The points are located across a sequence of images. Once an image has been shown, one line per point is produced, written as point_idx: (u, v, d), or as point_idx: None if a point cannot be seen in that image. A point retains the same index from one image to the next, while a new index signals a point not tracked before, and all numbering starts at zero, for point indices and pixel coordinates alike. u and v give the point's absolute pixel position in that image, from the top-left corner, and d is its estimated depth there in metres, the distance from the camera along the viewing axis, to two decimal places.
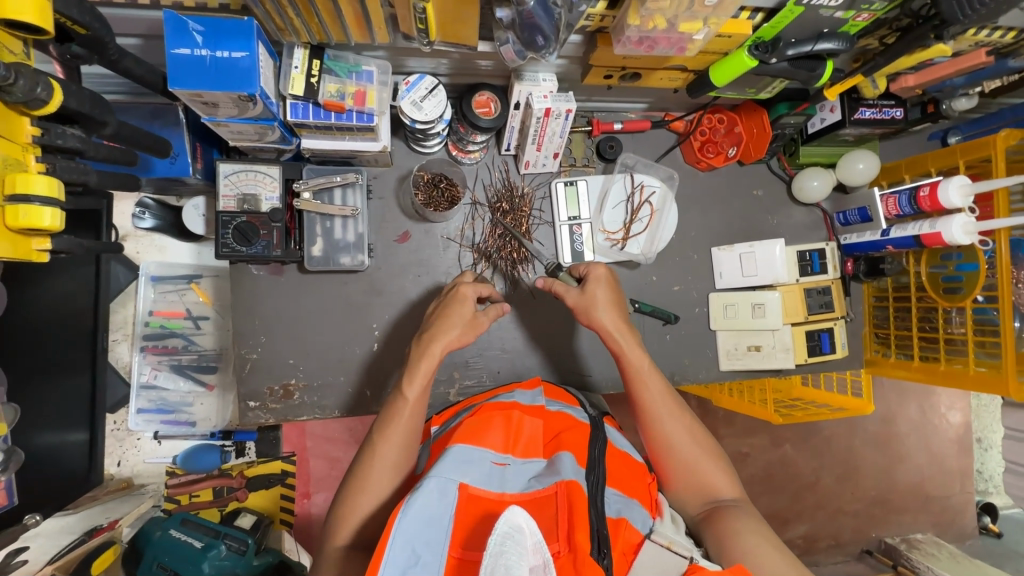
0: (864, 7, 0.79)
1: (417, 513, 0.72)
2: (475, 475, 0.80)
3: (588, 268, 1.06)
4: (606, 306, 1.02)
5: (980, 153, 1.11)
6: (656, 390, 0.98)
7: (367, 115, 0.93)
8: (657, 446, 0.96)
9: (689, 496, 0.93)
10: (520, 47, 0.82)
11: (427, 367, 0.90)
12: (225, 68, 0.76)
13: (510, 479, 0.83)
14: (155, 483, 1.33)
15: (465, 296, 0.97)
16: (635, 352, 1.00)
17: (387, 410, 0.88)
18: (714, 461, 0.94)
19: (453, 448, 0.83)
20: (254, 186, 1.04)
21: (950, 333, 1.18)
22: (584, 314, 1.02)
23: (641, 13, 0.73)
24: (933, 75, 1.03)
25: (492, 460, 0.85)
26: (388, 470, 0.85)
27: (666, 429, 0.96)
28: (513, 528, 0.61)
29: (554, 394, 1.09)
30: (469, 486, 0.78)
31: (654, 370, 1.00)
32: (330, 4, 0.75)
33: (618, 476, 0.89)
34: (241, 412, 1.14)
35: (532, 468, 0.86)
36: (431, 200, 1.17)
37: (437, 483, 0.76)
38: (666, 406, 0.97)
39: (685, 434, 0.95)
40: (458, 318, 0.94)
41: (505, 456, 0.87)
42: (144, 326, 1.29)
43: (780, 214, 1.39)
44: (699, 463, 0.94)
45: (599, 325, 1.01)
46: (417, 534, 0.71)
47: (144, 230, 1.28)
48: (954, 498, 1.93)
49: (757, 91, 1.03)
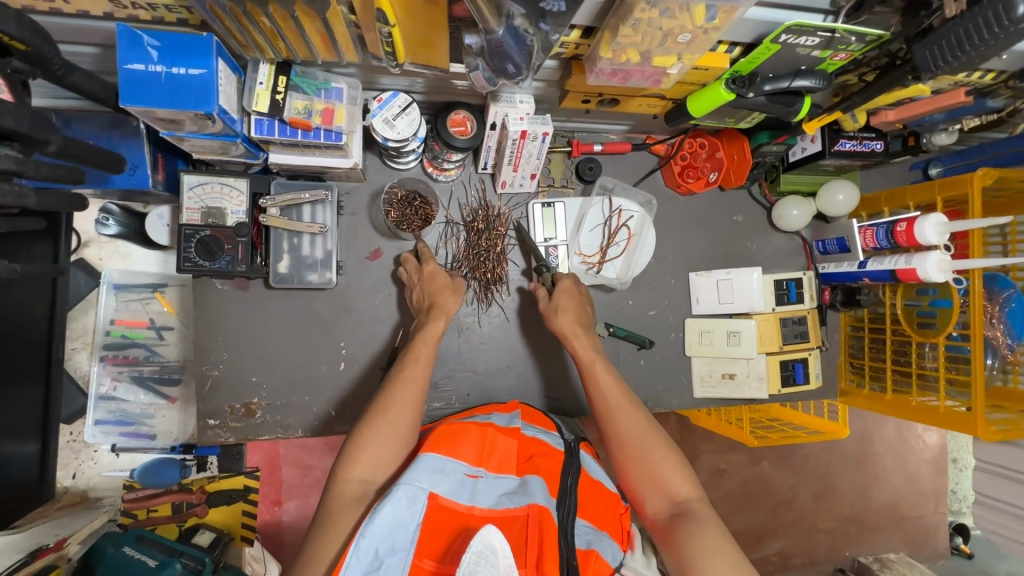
0: (841, 47, 0.75)
1: (386, 519, 0.70)
2: (446, 485, 0.76)
3: (556, 278, 1.14)
4: (566, 312, 1.09)
5: (957, 190, 1.10)
6: (607, 386, 0.97)
7: (335, 133, 0.91)
8: (613, 445, 0.92)
9: (651, 498, 0.86)
10: (490, 74, 0.80)
11: (433, 327, 1.00)
12: (181, 85, 0.73)
13: (481, 494, 0.78)
14: (112, 496, 1.30)
15: (433, 274, 1.08)
16: (587, 349, 1.03)
17: (373, 412, 0.87)
18: (673, 461, 0.87)
19: (424, 457, 0.79)
20: (219, 200, 1.01)
21: (923, 368, 1.18)
22: (549, 318, 1.10)
23: (613, 46, 0.72)
24: (912, 112, 1.02)
25: (464, 472, 0.80)
26: (410, 406, 0.88)
27: (619, 426, 0.92)
28: (488, 547, 0.62)
29: (533, 417, 1.03)
30: (439, 497, 0.74)
31: (606, 367, 1.00)
32: (292, 23, 0.72)
33: (588, 508, 0.84)
34: (200, 430, 1.11)
35: (504, 484, 0.81)
36: (405, 218, 1.14)
37: (408, 490, 0.72)
38: (619, 402, 0.95)
39: (639, 431, 0.91)
40: (442, 287, 1.07)
41: (478, 469, 0.82)
42: (104, 335, 1.25)
43: (760, 240, 1.38)
44: (656, 461, 0.87)
45: (558, 329, 1.08)
46: (387, 536, 0.69)
47: (107, 237, 1.26)
48: (928, 517, 1.93)
49: (737, 121, 1.01)
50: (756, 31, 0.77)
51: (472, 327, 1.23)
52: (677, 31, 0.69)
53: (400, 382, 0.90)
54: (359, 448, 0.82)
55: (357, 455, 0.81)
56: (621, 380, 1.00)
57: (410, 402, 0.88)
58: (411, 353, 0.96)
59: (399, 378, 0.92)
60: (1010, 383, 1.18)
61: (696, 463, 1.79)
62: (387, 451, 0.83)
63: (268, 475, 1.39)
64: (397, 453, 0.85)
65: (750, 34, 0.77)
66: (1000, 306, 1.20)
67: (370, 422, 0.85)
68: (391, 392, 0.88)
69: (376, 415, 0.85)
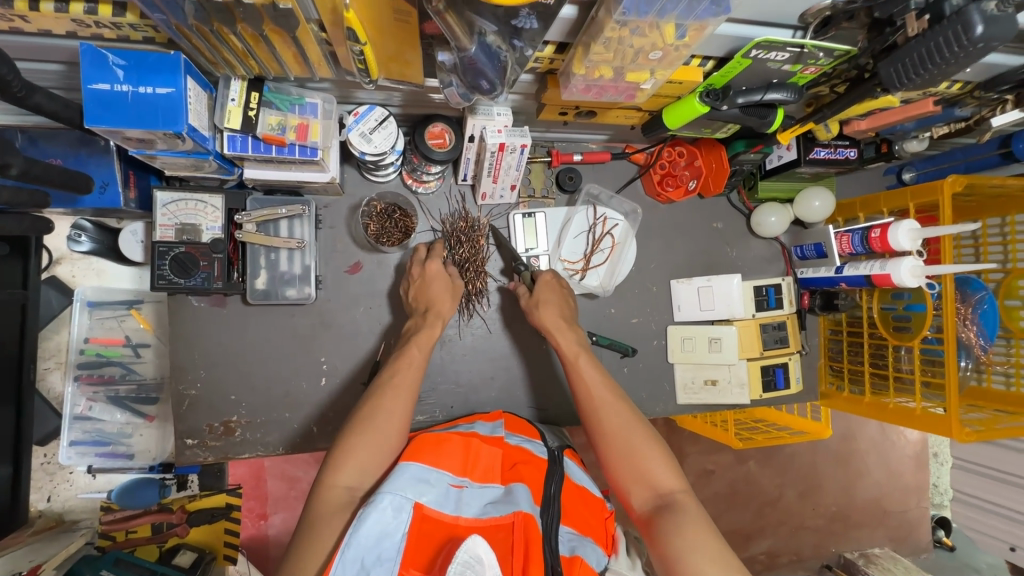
0: (810, 61, 0.77)
1: (370, 527, 0.67)
2: (431, 495, 0.74)
3: (537, 274, 1.14)
4: (548, 306, 1.09)
5: (928, 197, 1.12)
6: (591, 379, 0.97)
7: (310, 148, 0.90)
8: (597, 436, 0.92)
9: (635, 488, 0.85)
10: (465, 90, 0.80)
11: (428, 331, 1.01)
12: (148, 104, 0.72)
13: (465, 502, 0.75)
14: (89, 518, 1.29)
15: (435, 275, 1.07)
16: (571, 343, 1.04)
17: (361, 416, 0.86)
18: (656, 452, 0.87)
19: (409, 465, 0.77)
20: (193, 217, 0.99)
21: (899, 370, 1.20)
22: (530, 312, 1.10)
23: (586, 63, 0.72)
24: (885, 120, 1.03)
25: (448, 483, 0.77)
26: (399, 417, 0.87)
27: (602, 417, 0.92)
28: (474, 558, 0.61)
29: (517, 426, 1.02)
30: (425, 507, 0.72)
31: (590, 360, 1.01)
32: (263, 42, 0.72)
33: (572, 514, 0.82)
34: (177, 450, 1.10)
35: (489, 493, 0.78)
36: (384, 231, 1.13)
37: (393, 498, 0.71)
38: (602, 394, 0.95)
39: (622, 421, 0.90)
40: (437, 296, 1.06)
41: (462, 479, 0.79)
42: (78, 354, 1.23)
43: (739, 246, 1.39)
44: (640, 451, 0.87)
45: (540, 323, 1.08)
46: (371, 545, 0.66)
47: (80, 253, 1.24)
48: (910, 512, 1.96)
49: (713, 131, 1.02)
50: (727, 47, 0.78)
51: (454, 339, 1.22)
52: (649, 48, 0.69)
53: (389, 390, 0.90)
54: (346, 453, 0.81)
55: (344, 462, 0.80)
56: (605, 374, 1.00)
57: (399, 410, 0.87)
58: (404, 359, 0.96)
59: (387, 385, 0.91)
60: (983, 381, 1.25)
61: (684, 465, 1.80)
62: (375, 460, 0.82)
63: (255, 488, 1.40)
64: (384, 462, 0.83)
65: (721, 48, 0.78)
66: (972, 308, 1.22)
67: (355, 431, 0.84)
68: (379, 398, 0.88)
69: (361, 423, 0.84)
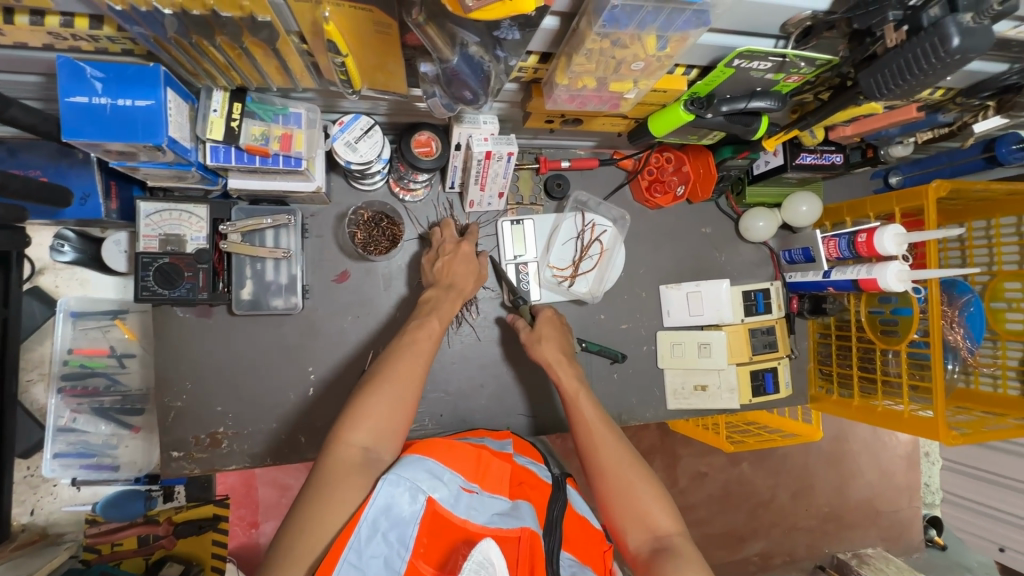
0: (793, 70, 0.77)
1: (385, 509, 0.68)
2: (444, 492, 0.73)
3: (537, 309, 1.16)
4: (551, 342, 1.10)
5: (914, 202, 1.13)
6: (591, 416, 0.96)
7: (294, 158, 0.89)
8: (594, 475, 0.90)
9: (632, 530, 0.84)
10: (448, 100, 0.80)
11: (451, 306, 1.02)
12: (126, 117, 0.71)
13: (475, 509, 0.75)
14: (74, 531, 1.27)
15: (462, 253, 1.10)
16: (571, 380, 1.03)
17: (378, 374, 0.86)
18: (653, 492, 0.86)
19: (423, 459, 0.77)
20: (177, 227, 0.98)
21: (887, 374, 1.20)
22: (531, 347, 1.11)
23: (568, 74, 0.72)
24: (868, 127, 1.03)
25: (459, 486, 0.76)
26: (415, 376, 0.87)
27: (601, 455, 0.91)
28: (487, 560, 0.61)
29: (524, 449, 1.02)
30: (436, 503, 0.71)
31: (590, 398, 1.00)
32: (244, 55, 0.72)
33: (573, 540, 0.81)
34: (163, 462, 1.09)
35: (497, 505, 0.78)
36: (372, 239, 1.13)
37: (408, 486, 0.70)
38: (600, 431, 0.94)
39: (621, 460, 0.89)
40: (461, 275, 1.09)
41: (473, 484, 0.79)
42: (62, 365, 1.21)
43: (728, 250, 1.39)
44: (637, 491, 0.86)
45: (542, 358, 1.08)
46: (386, 526, 0.67)
47: (63, 263, 1.23)
48: (902, 512, 1.97)
49: (699, 138, 1.02)
50: (711, 56, 0.78)
51: (443, 346, 1.22)
52: (631, 59, 0.69)
53: (409, 353, 0.90)
54: (362, 413, 0.79)
55: (360, 422, 0.79)
56: (604, 410, 0.99)
57: (416, 371, 0.87)
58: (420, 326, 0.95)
59: (404, 350, 0.90)
60: (971, 383, 1.27)
61: (677, 467, 1.80)
62: (392, 421, 0.81)
63: (245, 495, 1.37)
64: (400, 421, 0.82)
65: (705, 57, 0.78)
66: (959, 310, 1.23)
67: (371, 391, 0.83)
68: (398, 359, 0.87)
69: (382, 379, 0.83)
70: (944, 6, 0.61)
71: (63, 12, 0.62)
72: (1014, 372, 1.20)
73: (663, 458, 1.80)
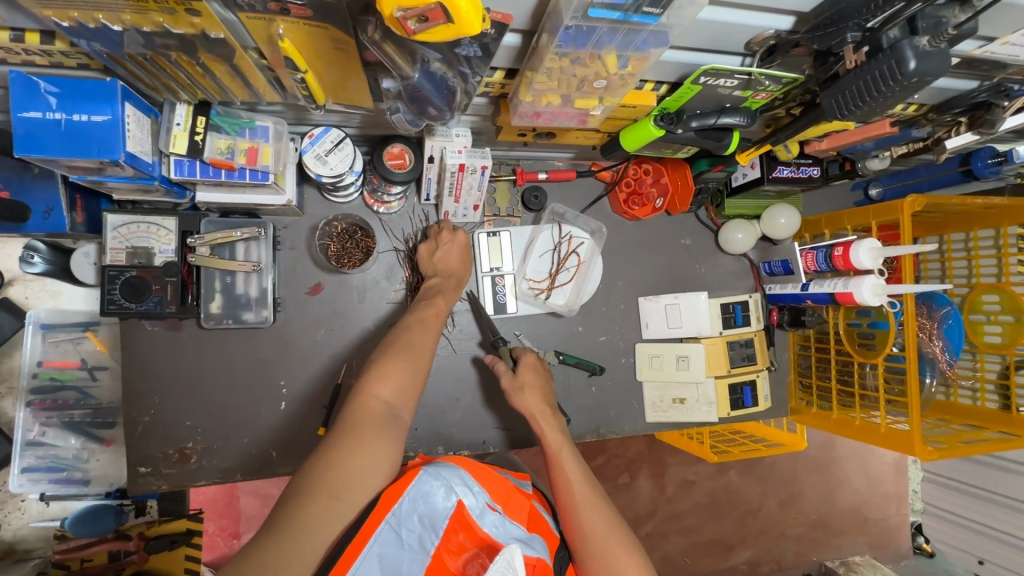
0: (760, 88, 0.76)
1: (424, 495, 0.69)
2: (474, 500, 0.71)
3: (521, 352, 1.13)
4: (533, 391, 1.06)
5: (889, 215, 1.13)
6: (573, 475, 0.90)
7: (261, 172, 0.88)
8: (574, 541, 0.84)
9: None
10: (412, 116, 0.80)
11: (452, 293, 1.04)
12: (80, 133, 0.70)
13: (500, 528, 0.71)
14: (42, 547, 1.26)
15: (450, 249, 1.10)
16: (555, 433, 0.98)
17: (399, 337, 0.89)
18: (636, 564, 0.81)
19: (459, 467, 0.76)
20: (146, 239, 0.97)
21: (864, 387, 1.20)
22: (511, 396, 1.07)
23: (531, 91, 0.72)
24: (841, 141, 1.03)
25: (486, 502, 0.73)
26: (423, 348, 0.89)
27: (582, 519, 0.85)
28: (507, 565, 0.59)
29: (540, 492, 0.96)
30: (466, 507, 0.70)
31: (573, 455, 0.94)
32: (204, 72, 0.71)
33: None
34: (130, 478, 1.07)
35: (517, 531, 0.72)
36: (345, 252, 1.12)
37: (444, 483, 0.70)
38: (582, 493, 0.88)
39: (604, 523, 0.84)
40: (458, 266, 1.10)
41: (499, 504, 0.75)
42: (30, 378, 1.18)
43: (707, 262, 1.39)
44: (618, 563, 0.81)
45: (524, 408, 1.04)
46: (420, 509, 0.68)
47: (33, 275, 1.22)
48: (891, 519, 1.97)
49: (674, 152, 1.01)
50: (678, 72, 0.77)
51: None
52: (592, 77, 0.69)
53: (420, 323, 0.93)
54: (385, 370, 0.82)
55: (383, 377, 0.82)
56: (589, 469, 0.93)
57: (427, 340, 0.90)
58: (417, 317, 0.95)
59: (414, 321, 0.93)
60: (951, 396, 1.26)
61: (664, 476, 1.79)
62: (411, 379, 0.84)
63: (228, 505, 1.44)
64: (417, 381, 0.85)
65: (673, 73, 0.78)
66: (937, 323, 1.23)
67: (388, 353, 0.85)
68: (411, 329, 0.91)
69: (400, 343, 0.86)
70: (903, 28, 0.61)
71: (12, 27, 0.61)
72: (993, 384, 1.19)
73: (649, 466, 1.79)
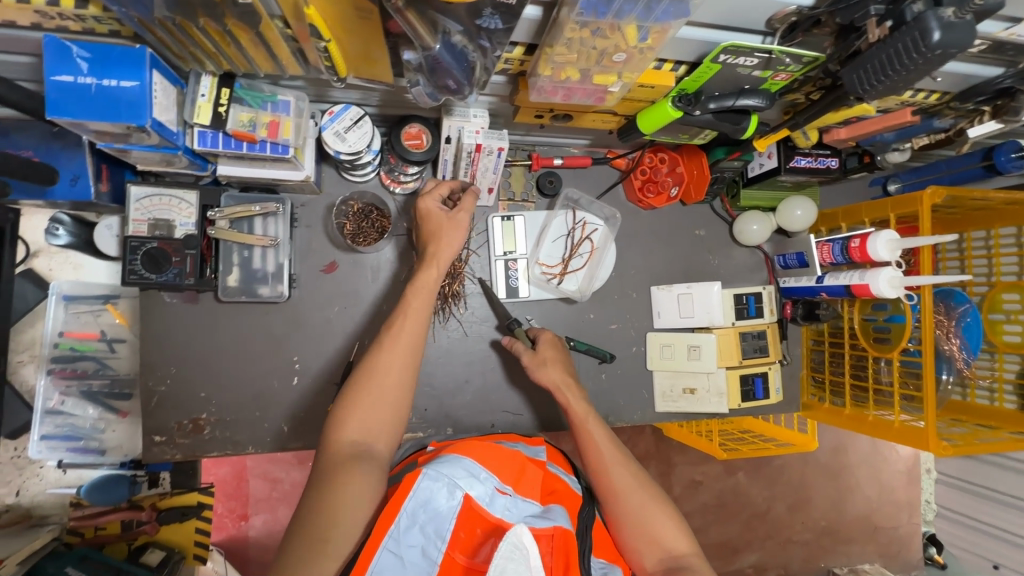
0: (780, 68, 0.76)
1: (424, 502, 0.70)
2: (480, 489, 0.74)
3: (540, 331, 1.12)
4: (554, 364, 1.06)
5: (909, 208, 1.11)
6: (601, 439, 0.93)
7: (282, 146, 0.89)
8: (606, 498, 0.89)
9: (645, 551, 0.85)
10: (431, 90, 0.80)
11: (426, 276, 0.93)
12: (111, 97, 0.72)
13: (511, 510, 0.74)
14: (58, 514, 1.29)
15: (426, 212, 0.98)
16: (579, 402, 0.99)
17: (367, 365, 0.85)
18: (667, 515, 0.87)
19: (461, 459, 0.77)
20: (167, 212, 0.99)
21: (879, 383, 1.18)
22: (533, 371, 1.06)
23: (551, 64, 0.72)
24: (863, 130, 1.01)
25: (495, 486, 0.76)
26: (395, 368, 0.84)
27: (613, 478, 0.89)
28: (520, 542, 0.61)
29: (557, 458, 0.97)
30: (473, 499, 0.72)
31: (598, 422, 0.97)
32: (231, 42, 0.73)
33: (601, 546, 0.83)
34: (145, 446, 1.09)
35: (529, 508, 0.76)
36: (361, 231, 1.14)
37: (445, 483, 0.72)
38: (611, 455, 0.92)
39: (633, 481, 0.89)
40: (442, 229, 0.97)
41: (507, 487, 0.78)
42: (53, 347, 1.22)
43: (721, 254, 1.38)
44: (651, 515, 0.86)
45: (546, 381, 1.04)
46: (423, 519, 0.69)
47: (57, 247, 1.25)
48: (901, 528, 1.94)
49: (690, 137, 1.01)
50: (698, 50, 0.77)
51: (429, 341, 1.21)
52: (612, 49, 0.69)
53: (387, 344, 0.86)
54: (347, 410, 0.80)
55: (348, 416, 0.80)
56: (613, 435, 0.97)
57: (402, 356, 0.85)
58: (401, 306, 0.90)
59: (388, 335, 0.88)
60: (967, 396, 1.24)
61: (671, 475, 1.78)
62: (379, 412, 0.81)
63: (237, 488, 1.44)
64: (387, 412, 0.82)
65: (692, 53, 0.78)
66: (955, 321, 1.20)
67: (354, 385, 0.83)
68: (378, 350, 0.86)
69: (362, 375, 0.83)
70: (926, 2, 0.61)
71: None
72: (1011, 385, 1.17)
73: (657, 464, 1.78)
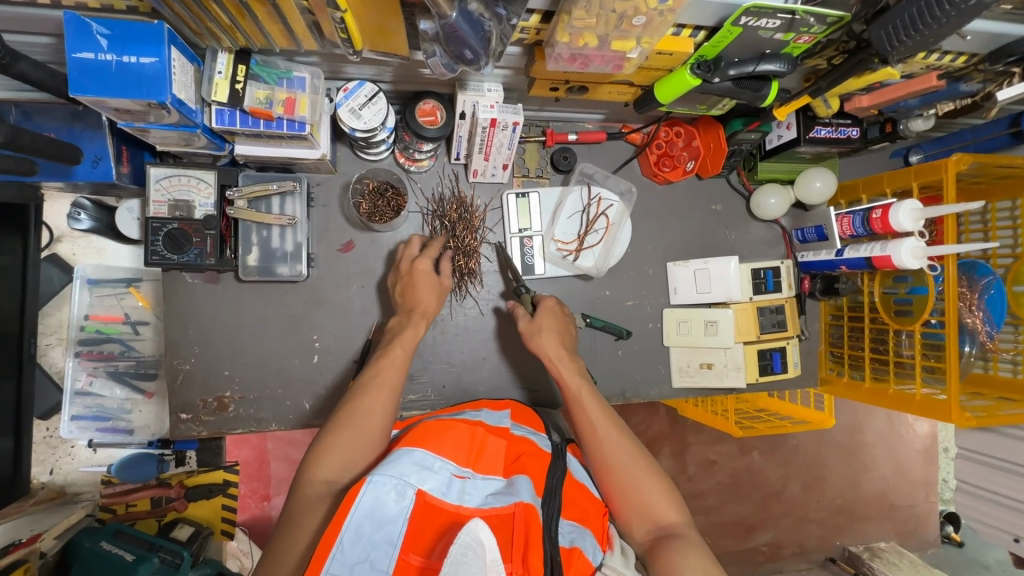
0: (803, 29, 0.74)
1: (370, 513, 0.65)
2: (434, 482, 0.70)
3: (540, 298, 1.13)
4: (549, 332, 1.06)
5: (932, 176, 1.08)
6: (595, 414, 0.94)
7: (298, 123, 0.89)
8: (598, 469, 0.90)
9: (635, 520, 0.85)
10: (448, 60, 0.79)
11: (413, 331, 0.98)
12: (132, 75, 0.73)
13: (468, 495, 0.72)
14: (90, 491, 1.33)
15: (401, 273, 1.07)
16: (573, 376, 0.99)
17: (346, 407, 0.87)
18: (658, 486, 0.87)
19: (411, 451, 0.73)
20: (186, 192, 1.00)
21: (900, 356, 1.16)
22: (528, 339, 1.08)
23: (569, 31, 0.71)
24: (885, 97, 0.99)
25: (451, 473, 0.74)
26: (378, 414, 0.86)
27: (605, 451, 0.90)
28: (476, 540, 0.55)
29: (523, 417, 0.99)
30: (427, 493, 0.69)
31: (594, 395, 0.97)
32: (246, 14, 0.72)
33: (572, 506, 0.81)
34: (172, 424, 1.12)
35: (491, 486, 0.75)
36: (377, 210, 1.15)
37: (395, 483, 0.68)
38: (604, 428, 0.92)
39: (626, 452, 0.89)
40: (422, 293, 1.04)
41: (465, 469, 0.76)
42: (79, 330, 1.26)
43: (738, 229, 1.37)
44: (642, 485, 0.86)
45: (541, 351, 1.04)
46: (370, 530, 0.64)
47: (80, 231, 1.28)
48: (918, 506, 1.93)
49: (708, 108, 0.99)
50: (717, 14, 0.75)
51: (445, 319, 1.22)
52: (632, 13, 0.68)
53: (369, 389, 0.89)
54: (324, 449, 0.81)
55: (323, 457, 0.81)
56: (608, 409, 0.97)
57: (381, 407, 0.87)
58: (381, 359, 0.94)
59: (365, 388, 0.90)
60: (989, 368, 1.20)
61: (686, 455, 1.78)
62: (357, 450, 0.83)
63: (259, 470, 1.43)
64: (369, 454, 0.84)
65: (711, 18, 0.76)
66: (979, 293, 1.18)
67: (338, 426, 0.84)
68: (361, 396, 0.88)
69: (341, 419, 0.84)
70: None
71: None
72: None
73: (672, 444, 1.78)
